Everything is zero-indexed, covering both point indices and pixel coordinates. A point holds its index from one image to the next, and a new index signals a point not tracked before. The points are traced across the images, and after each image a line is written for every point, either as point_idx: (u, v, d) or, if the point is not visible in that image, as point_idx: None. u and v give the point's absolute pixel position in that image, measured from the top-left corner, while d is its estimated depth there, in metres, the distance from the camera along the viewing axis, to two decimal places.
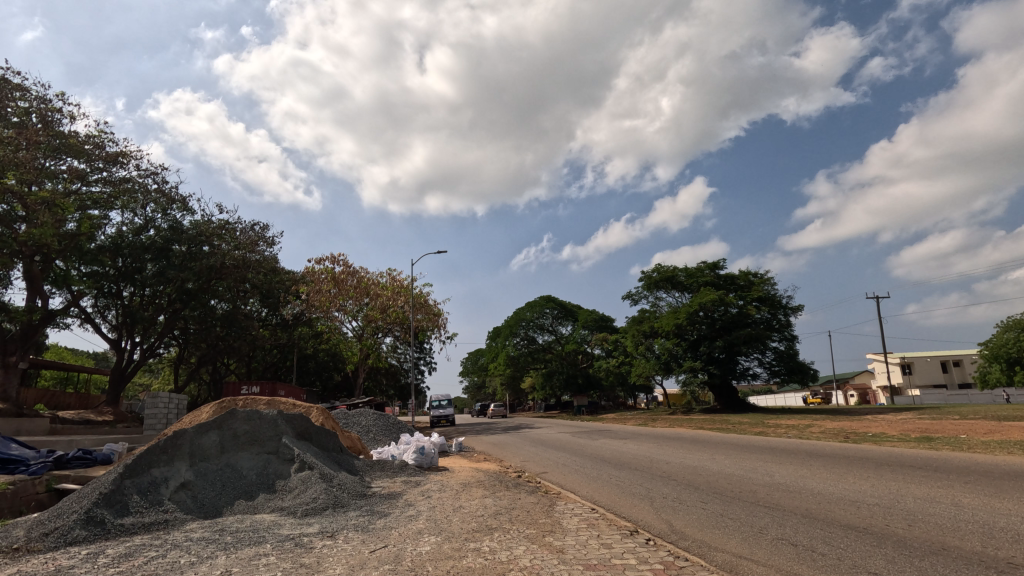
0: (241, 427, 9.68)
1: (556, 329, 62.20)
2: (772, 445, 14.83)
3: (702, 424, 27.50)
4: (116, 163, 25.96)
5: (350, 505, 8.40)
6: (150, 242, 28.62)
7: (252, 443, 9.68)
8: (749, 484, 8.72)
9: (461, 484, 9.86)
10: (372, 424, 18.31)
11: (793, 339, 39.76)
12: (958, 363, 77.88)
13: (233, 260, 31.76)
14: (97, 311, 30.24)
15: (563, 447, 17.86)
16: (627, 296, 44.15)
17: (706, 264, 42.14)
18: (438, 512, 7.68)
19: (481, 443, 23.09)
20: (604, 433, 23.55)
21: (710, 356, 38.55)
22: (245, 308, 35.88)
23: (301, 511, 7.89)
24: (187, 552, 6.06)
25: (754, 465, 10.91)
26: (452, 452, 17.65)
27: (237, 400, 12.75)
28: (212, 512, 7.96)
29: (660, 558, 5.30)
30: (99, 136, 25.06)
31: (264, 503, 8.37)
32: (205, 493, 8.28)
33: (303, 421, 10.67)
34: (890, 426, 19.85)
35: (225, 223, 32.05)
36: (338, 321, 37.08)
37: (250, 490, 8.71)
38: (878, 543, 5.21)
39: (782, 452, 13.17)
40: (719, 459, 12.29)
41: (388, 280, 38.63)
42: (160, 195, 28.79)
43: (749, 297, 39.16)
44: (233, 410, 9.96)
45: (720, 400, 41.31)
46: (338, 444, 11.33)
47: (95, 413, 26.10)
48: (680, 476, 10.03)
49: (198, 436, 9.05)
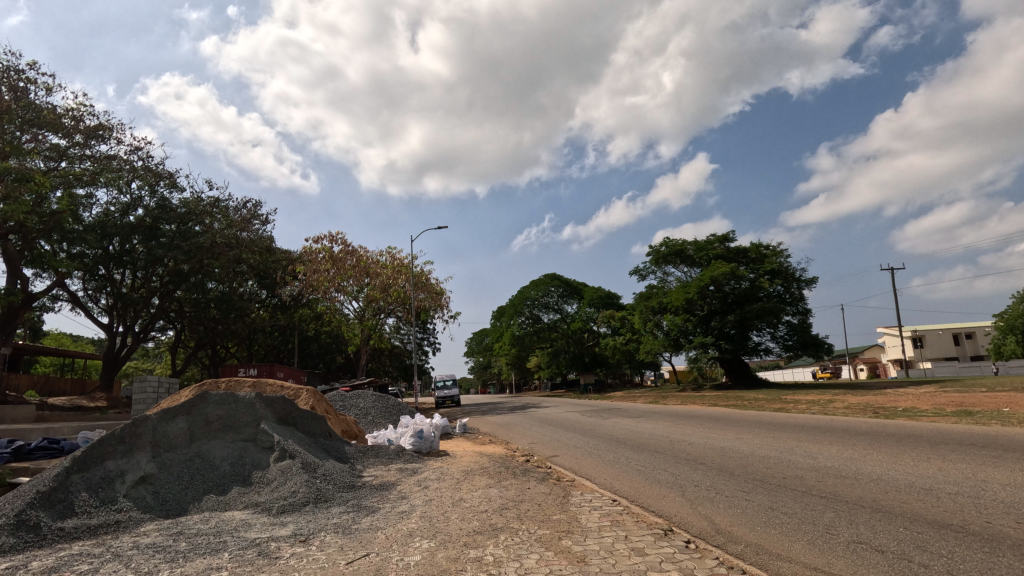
0: (214, 412, 8.62)
1: (561, 307, 61.05)
2: (799, 423, 13.72)
3: (716, 401, 26.52)
4: (93, 137, 24.51)
5: (335, 499, 7.34)
6: (137, 222, 27.42)
7: (226, 430, 8.58)
8: (792, 469, 7.58)
9: (463, 472, 8.76)
10: (371, 406, 17.35)
11: (806, 313, 38.54)
12: (970, 336, 76.77)
13: (224, 239, 30.31)
14: (88, 294, 29.18)
15: (571, 427, 16.85)
16: (635, 272, 42.88)
17: (716, 237, 40.62)
18: (436, 508, 6.55)
19: (486, 424, 22.11)
20: (614, 412, 22.59)
21: (722, 331, 37.29)
22: (242, 289, 34.69)
23: (277, 508, 6.84)
24: (127, 564, 4.99)
25: (790, 445, 9.76)
26: (455, 435, 16.64)
27: (220, 382, 11.80)
28: (176, 511, 6.90)
29: (710, 571, 4.16)
30: (76, 108, 23.80)
31: (237, 498, 7.32)
32: (169, 489, 7.21)
33: (285, 404, 9.54)
34: (921, 400, 18.68)
35: (216, 201, 30.80)
36: (338, 302, 36.15)
37: (221, 483, 7.64)
38: (993, 549, 4.06)
39: (815, 428, 12.01)
40: (746, 438, 11.16)
41: (387, 259, 37.40)
42: (146, 171, 27.24)
43: (762, 270, 37.74)
44: (206, 393, 8.86)
45: (731, 376, 40.28)
46: (328, 429, 10.23)
47: (88, 399, 25.24)
48: (708, 459, 8.91)
49: (162, 424, 7.97)
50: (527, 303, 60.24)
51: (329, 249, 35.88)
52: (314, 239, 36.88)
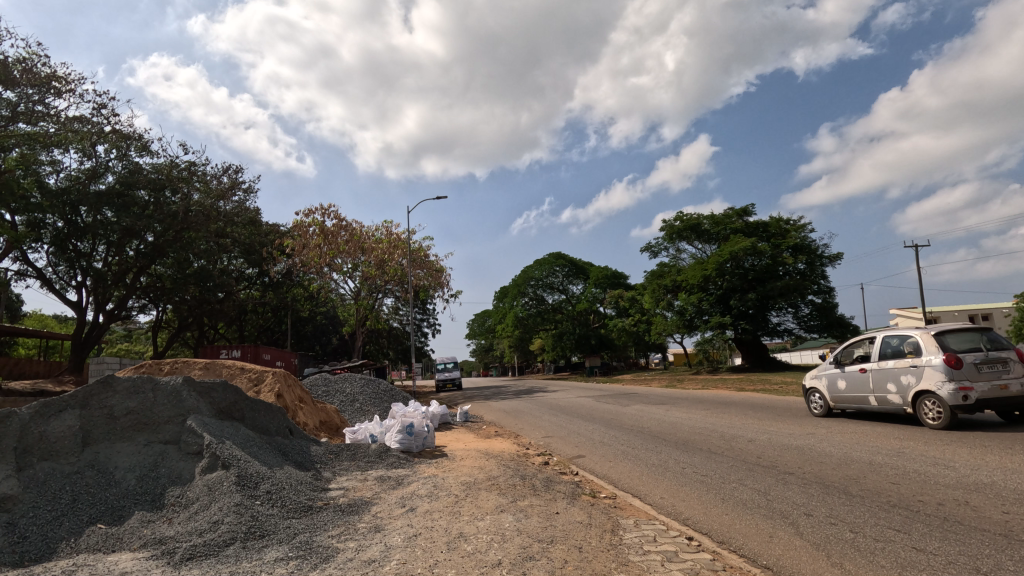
0: (121, 405, 6.30)
1: (567, 288, 58.58)
2: (866, 413, 11.45)
3: (741, 385, 24.34)
4: (44, 88, 21.63)
5: (276, 532, 4.99)
6: (107, 189, 24.86)
7: (139, 428, 6.24)
8: (937, 488, 5.27)
9: (464, 485, 6.43)
10: (359, 392, 15.12)
11: (830, 291, 36.14)
12: (988, 318, 74.07)
13: (200, 208, 28.14)
14: (56, 271, 26.80)
15: (587, 416, 14.66)
16: (646, 249, 40.44)
17: (734, 210, 38.07)
18: (422, 558, 4.22)
19: (489, 410, 19.94)
20: (632, 397, 20.39)
21: (742, 310, 34.84)
22: (224, 264, 32.15)
23: (184, 552, 4.53)
24: None
25: (887, 444, 7.51)
26: (455, 425, 14.46)
27: (164, 364, 9.73)
28: (36, 554, 4.57)
29: None
30: (26, 57, 21.04)
31: (136, 531, 5.02)
32: (33, 518, 4.91)
33: (228, 393, 7.15)
34: None
35: (191, 166, 28.15)
36: (332, 279, 33.91)
37: (119, 508, 5.34)
38: None
39: (887, 413, 9.90)
40: (817, 433, 8.89)
41: (383, 233, 34.88)
42: (113, 132, 24.60)
43: (784, 246, 35.21)
44: (113, 378, 6.53)
45: (748, 358, 38.04)
46: (288, 424, 7.88)
47: (54, 384, 23.06)
48: (795, 467, 6.62)
49: (37, 422, 5.67)
50: (531, 283, 57.75)
51: (321, 224, 33.28)
52: (304, 213, 34.35)
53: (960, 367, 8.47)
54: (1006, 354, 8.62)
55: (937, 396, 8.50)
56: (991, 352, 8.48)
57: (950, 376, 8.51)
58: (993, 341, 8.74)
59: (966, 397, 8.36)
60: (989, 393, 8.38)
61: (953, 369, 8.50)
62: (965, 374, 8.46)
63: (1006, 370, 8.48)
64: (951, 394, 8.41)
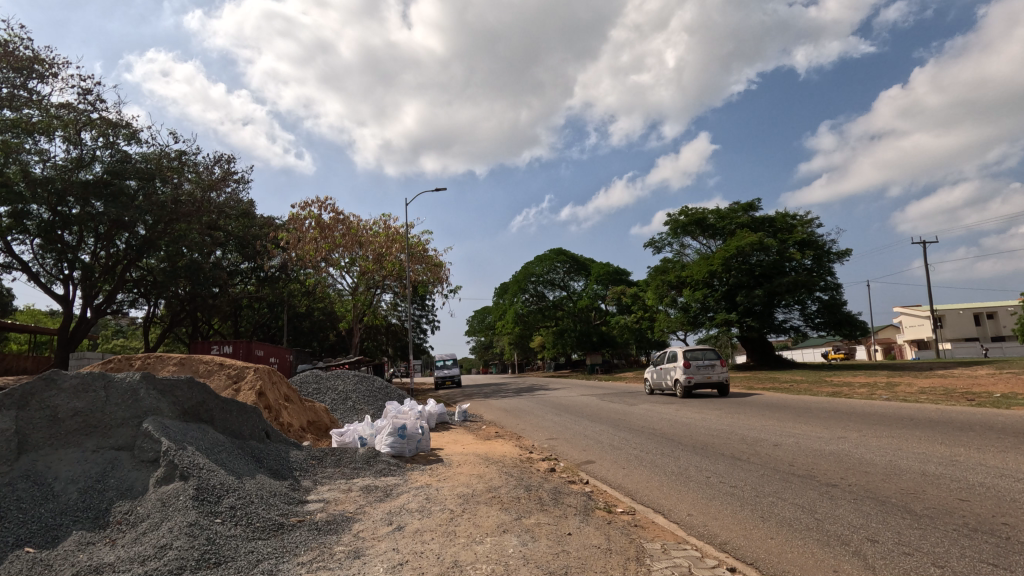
0: (66, 406, 5.50)
1: (568, 284, 57.76)
2: (894, 415, 10.66)
3: (749, 384, 23.57)
4: (26, 72, 20.73)
5: (235, 559, 4.17)
6: (94, 179, 23.92)
7: (88, 432, 5.44)
8: (1019, 507, 4.46)
9: (461, 498, 5.63)
10: (352, 390, 14.34)
11: (837, 288, 35.34)
12: (992, 316, 73.23)
13: (191, 198, 27.22)
14: (42, 264, 25.90)
15: (593, 416, 13.86)
16: (650, 244, 39.59)
17: (740, 205, 37.25)
18: None
19: (489, 409, 19.18)
20: (637, 395, 19.60)
21: (748, 307, 33.96)
22: (216, 257, 31.24)
23: None
24: None
25: (936, 451, 6.70)
26: (453, 425, 13.69)
27: (134, 360, 9.08)
28: None
29: None
30: (7, 39, 20.16)
31: (69, 556, 4.19)
32: None
33: (194, 392, 6.36)
34: (1011, 385, 15.55)
35: (182, 156, 27.25)
36: (328, 274, 33.12)
37: (54, 528, 4.52)
38: None
39: (922, 418, 9.15)
40: (848, 438, 8.12)
41: (381, 227, 34.06)
42: (100, 119, 23.71)
43: (791, 241, 34.39)
44: (59, 374, 5.74)
45: (753, 356, 37.25)
46: (265, 426, 7.06)
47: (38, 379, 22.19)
48: (836, 477, 5.85)
49: None
50: (531, 279, 56.87)
51: (317, 217, 32.41)
52: (301, 206, 33.50)
53: (689, 367, 16.99)
54: (716, 361, 17.05)
55: (678, 380, 17.09)
56: (705, 359, 16.97)
57: (685, 371, 17.03)
58: (713, 355, 17.15)
59: (688, 380, 16.95)
60: (701, 379, 16.88)
61: (685, 367, 17.10)
62: (691, 370, 16.98)
63: (713, 368, 16.96)
64: (682, 378, 17.02)
